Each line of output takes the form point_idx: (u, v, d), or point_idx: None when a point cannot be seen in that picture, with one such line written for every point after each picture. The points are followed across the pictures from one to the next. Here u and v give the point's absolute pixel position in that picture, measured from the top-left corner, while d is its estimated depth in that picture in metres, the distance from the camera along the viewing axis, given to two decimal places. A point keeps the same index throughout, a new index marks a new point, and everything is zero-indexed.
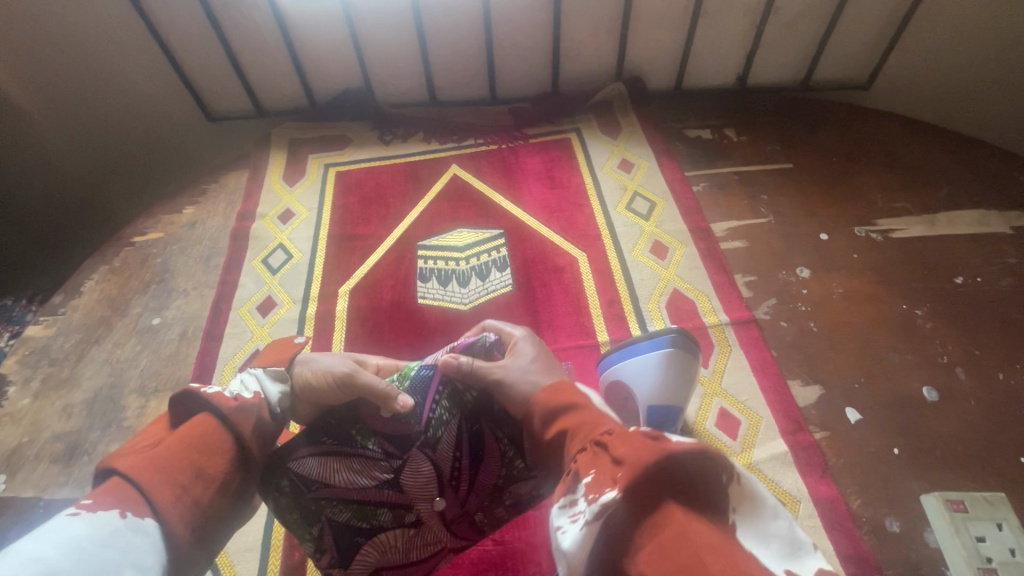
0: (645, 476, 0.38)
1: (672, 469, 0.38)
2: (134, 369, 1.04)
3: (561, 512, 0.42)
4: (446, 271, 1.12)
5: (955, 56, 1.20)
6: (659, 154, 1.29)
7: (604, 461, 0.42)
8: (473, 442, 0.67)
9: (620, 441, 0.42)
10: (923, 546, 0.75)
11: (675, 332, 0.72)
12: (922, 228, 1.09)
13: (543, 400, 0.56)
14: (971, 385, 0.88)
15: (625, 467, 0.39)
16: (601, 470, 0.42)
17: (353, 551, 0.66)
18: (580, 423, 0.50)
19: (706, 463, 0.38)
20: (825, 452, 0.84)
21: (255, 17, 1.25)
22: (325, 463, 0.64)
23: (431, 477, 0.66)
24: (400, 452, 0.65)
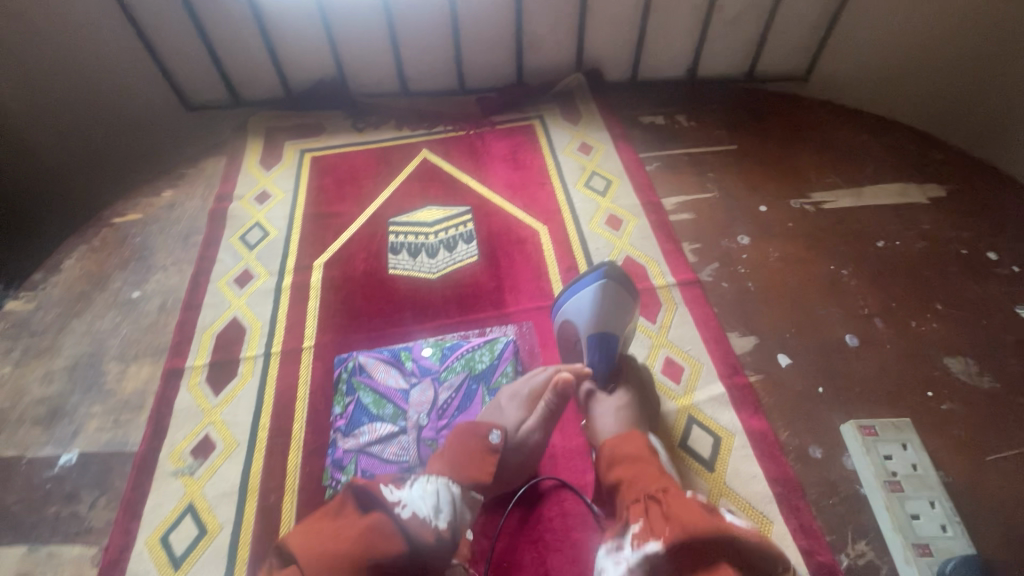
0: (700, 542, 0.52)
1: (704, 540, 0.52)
2: (115, 338, 1.08)
3: (608, 554, 0.59)
4: (417, 244, 1.20)
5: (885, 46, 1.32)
6: (616, 138, 1.39)
7: (657, 516, 0.57)
8: (468, 392, 0.93)
9: (683, 507, 0.56)
10: (841, 468, 0.84)
11: (607, 270, 0.89)
12: (850, 200, 1.20)
13: (618, 445, 0.71)
14: (888, 332, 0.98)
15: (676, 527, 0.54)
16: (654, 528, 0.56)
17: (355, 427, 0.90)
18: (642, 470, 0.66)
19: (758, 549, 0.54)
20: (758, 392, 0.92)
21: (233, 10, 1.32)
22: (379, 363, 0.97)
23: (426, 401, 0.92)
24: (420, 378, 0.96)
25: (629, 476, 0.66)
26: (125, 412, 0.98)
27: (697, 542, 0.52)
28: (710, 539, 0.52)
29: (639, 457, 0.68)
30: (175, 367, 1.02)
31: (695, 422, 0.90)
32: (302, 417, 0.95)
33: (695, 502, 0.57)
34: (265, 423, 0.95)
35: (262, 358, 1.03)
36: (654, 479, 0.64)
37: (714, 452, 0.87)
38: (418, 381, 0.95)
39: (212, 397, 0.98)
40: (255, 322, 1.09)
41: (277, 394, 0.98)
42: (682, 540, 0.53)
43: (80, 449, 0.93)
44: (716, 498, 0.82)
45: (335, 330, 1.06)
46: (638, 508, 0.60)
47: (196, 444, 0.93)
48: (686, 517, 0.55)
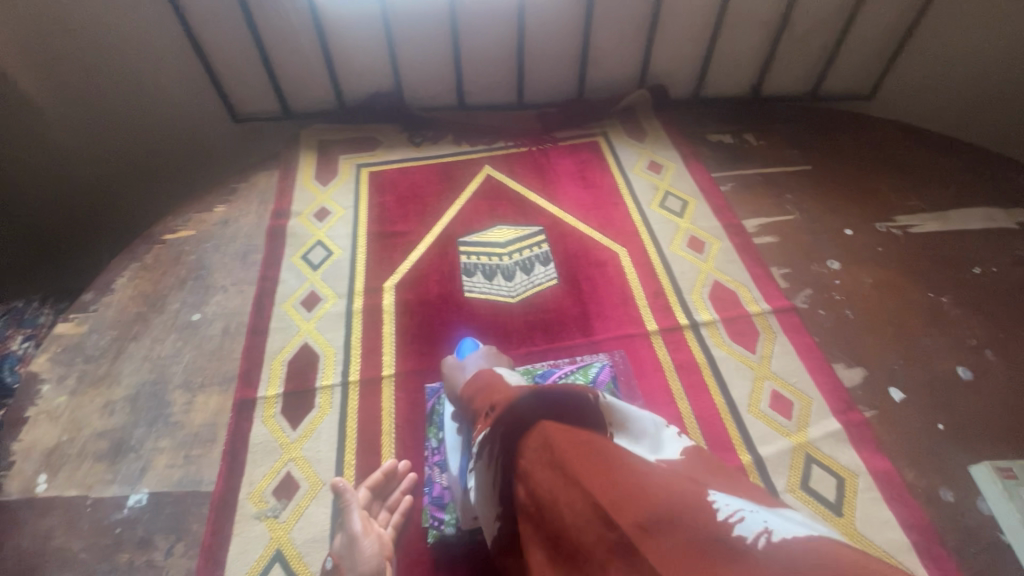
0: (522, 420, 0.56)
1: (551, 415, 0.55)
2: (177, 364, 1.01)
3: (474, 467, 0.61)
4: (491, 266, 1.14)
5: (954, 69, 1.31)
6: (685, 156, 1.35)
7: (487, 419, 0.60)
8: None
9: (506, 401, 0.59)
10: (978, 513, 0.79)
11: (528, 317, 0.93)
12: (937, 224, 1.17)
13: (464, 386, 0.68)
14: (1001, 365, 0.94)
15: (500, 416, 0.58)
16: (493, 431, 0.58)
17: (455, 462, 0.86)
18: (487, 387, 0.64)
19: (576, 399, 0.57)
20: (876, 429, 0.88)
21: (293, 20, 1.28)
22: None
23: None
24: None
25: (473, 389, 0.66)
26: (196, 447, 0.91)
27: (515, 422, 0.56)
28: (529, 413, 0.56)
29: (484, 382, 0.65)
30: (246, 397, 0.96)
31: (814, 461, 0.85)
32: (392, 453, 0.89)
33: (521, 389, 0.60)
34: (351, 460, 0.88)
35: (340, 388, 0.97)
36: (489, 394, 0.62)
37: (839, 494, 0.82)
38: None
39: (290, 430, 0.92)
40: (328, 349, 1.02)
41: (361, 428, 0.92)
42: (502, 428, 0.57)
43: (150, 488, 0.86)
44: (849, 545, 0.77)
45: (415, 358, 1.01)
46: (477, 417, 0.62)
47: (278, 483, 0.86)
48: (513, 405, 0.57)
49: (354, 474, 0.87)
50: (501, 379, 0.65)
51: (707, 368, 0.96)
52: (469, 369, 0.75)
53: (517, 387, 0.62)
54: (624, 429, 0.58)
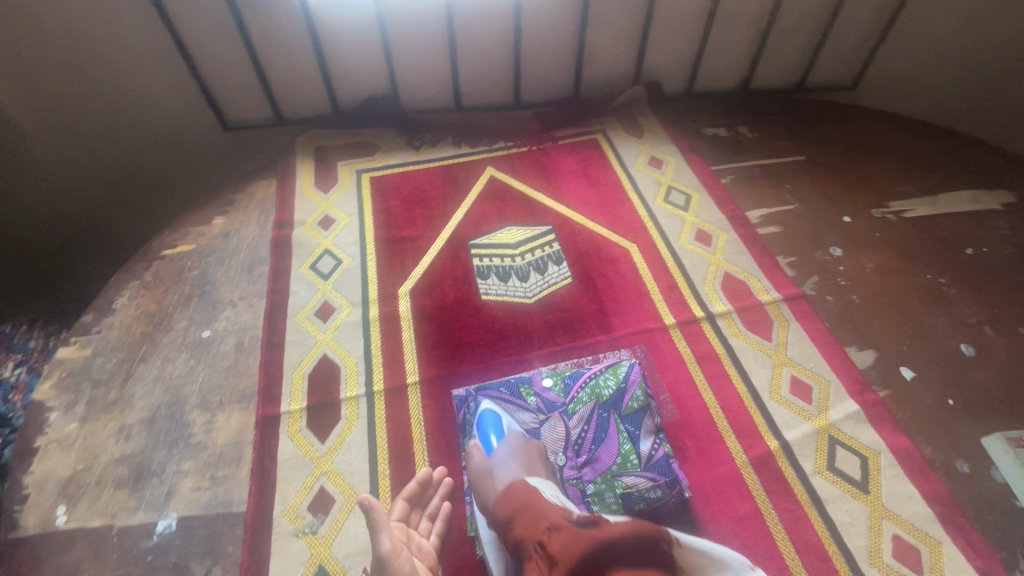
0: (587, 564, 0.62)
1: (607, 556, 0.62)
2: (192, 384, 0.98)
3: None
4: (504, 267, 1.15)
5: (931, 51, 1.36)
6: (684, 151, 1.38)
7: (543, 559, 0.65)
8: (600, 423, 0.88)
9: (569, 539, 0.65)
10: (992, 482, 0.84)
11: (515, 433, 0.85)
12: (928, 208, 1.22)
13: (501, 504, 0.75)
14: (1000, 340, 0.99)
15: (563, 563, 0.63)
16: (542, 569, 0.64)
17: None
18: (531, 514, 0.71)
19: (641, 548, 0.63)
20: (891, 407, 0.92)
21: (286, 25, 1.25)
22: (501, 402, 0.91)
23: (561, 438, 0.87)
24: (547, 413, 0.90)
25: (520, 521, 0.71)
26: (222, 467, 0.88)
27: (583, 570, 0.61)
28: (597, 563, 0.62)
29: (526, 504, 0.72)
30: (269, 414, 0.94)
31: (837, 443, 0.88)
32: (425, 461, 0.89)
33: (571, 531, 0.66)
34: (384, 470, 0.88)
35: (365, 399, 0.96)
36: (535, 525, 0.69)
37: (864, 472, 0.85)
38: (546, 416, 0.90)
39: (318, 444, 0.91)
40: (348, 359, 1.01)
41: (391, 436, 0.91)
42: (572, 573, 0.61)
43: (179, 512, 0.84)
44: (878, 521, 0.80)
45: (438, 363, 1.00)
46: (529, 562, 0.66)
47: (312, 499, 0.85)
48: (567, 552, 0.64)
49: (388, 484, 0.86)
50: (539, 498, 0.73)
51: (727, 357, 0.99)
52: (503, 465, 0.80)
53: (559, 512, 0.70)
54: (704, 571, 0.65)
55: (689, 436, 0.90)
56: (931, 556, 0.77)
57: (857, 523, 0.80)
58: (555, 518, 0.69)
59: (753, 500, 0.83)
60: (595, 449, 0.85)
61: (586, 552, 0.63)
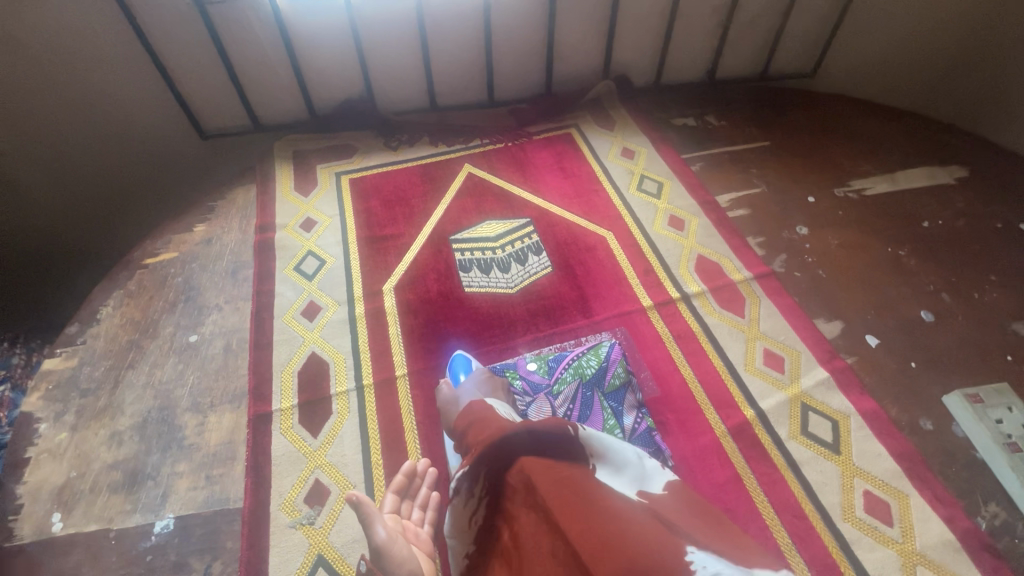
0: (499, 452, 0.61)
1: (527, 440, 0.60)
2: (182, 387, 0.99)
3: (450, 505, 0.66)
4: (486, 260, 1.18)
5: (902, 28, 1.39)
6: (654, 141, 1.42)
7: (470, 453, 0.65)
8: (585, 402, 0.92)
9: (494, 435, 0.64)
10: (954, 436, 0.89)
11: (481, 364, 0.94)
12: (887, 185, 1.28)
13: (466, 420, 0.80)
14: (958, 305, 1.05)
15: (482, 453, 0.62)
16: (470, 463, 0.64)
17: None
18: (483, 420, 0.71)
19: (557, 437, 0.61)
20: (858, 373, 0.97)
21: (259, 32, 1.26)
22: None
23: (547, 418, 0.91)
24: (533, 395, 0.94)
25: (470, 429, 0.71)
26: (216, 466, 0.90)
27: (500, 457, 0.60)
28: (516, 443, 0.60)
29: (478, 415, 0.72)
30: (261, 412, 0.96)
31: (809, 409, 0.93)
32: (416, 449, 0.91)
33: (504, 431, 0.65)
34: (378, 460, 0.90)
35: (356, 392, 0.98)
36: (478, 428, 0.69)
37: (836, 435, 0.90)
38: (532, 397, 0.93)
39: (311, 438, 0.92)
40: (337, 356, 1.03)
41: (383, 427, 0.93)
42: (485, 460, 0.61)
43: (176, 512, 0.85)
44: (850, 479, 0.85)
45: (426, 355, 1.03)
46: (466, 456, 0.68)
47: (308, 491, 0.87)
48: (496, 442, 0.62)
49: (382, 473, 0.89)
50: (495, 412, 0.73)
51: (703, 335, 1.03)
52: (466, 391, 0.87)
53: (508, 420, 0.70)
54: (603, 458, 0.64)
55: (670, 410, 0.94)
56: (900, 509, 0.82)
57: (831, 482, 0.85)
58: (493, 425, 0.69)
59: (734, 467, 0.87)
60: (580, 427, 0.89)
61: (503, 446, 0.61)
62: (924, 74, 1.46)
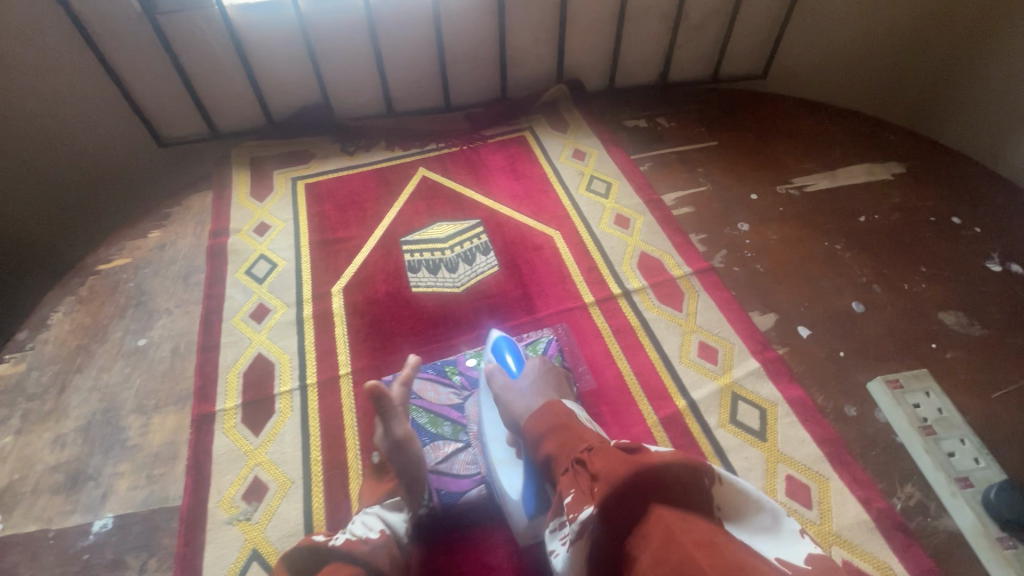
0: (624, 489, 0.54)
1: (643, 477, 0.54)
2: (128, 390, 1.01)
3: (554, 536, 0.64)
4: (435, 261, 1.20)
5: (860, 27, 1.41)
6: (606, 142, 1.45)
7: (585, 482, 0.59)
8: None
9: (608, 462, 0.58)
10: (877, 421, 0.92)
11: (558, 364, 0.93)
12: (827, 182, 1.32)
13: (539, 423, 0.74)
14: (888, 296, 1.08)
15: (603, 484, 0.56)
16: (583, 490, 0.58)
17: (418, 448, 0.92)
18: (570, 433, 0.69)
19: (684, 475, 0.55)
20: (789, 363, 0.99)
21: (211, 42, 1.28)
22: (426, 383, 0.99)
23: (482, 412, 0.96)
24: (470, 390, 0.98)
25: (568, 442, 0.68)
26: (157, 466, 0.91)
27: (624, 493, 0.54)
28: (630, 488, 0.54)
29: (562, 425, 0.71)
30: (204, 412, 0.97)
31: (739, 398, 0.95)
32: (355, 445, 0.93)
33: (615, 450, 0.59)
34: (317, 456, 0.92)
35: (299, 392, 1.00)
36: (574, 446, 0.66)
37: (763, 422, 0.92)
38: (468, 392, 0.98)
39: (252, 437, 0.94)
40: (282, 356, 1.05)
41: (323, 425, 0.95)
42: (610, 496, 0.54)
43: (115, 512, 0.86)
44: (774, 464, 0.88)
45: (370, 354, 1.05)
46: (569, 478, 0.62)
47: (246, 488, 0.88)
48: (608, 470, 0.57)
49: (321, 469, 0.90)
50: (570, 423, 0.71)
51: (641, 329, 1.06)
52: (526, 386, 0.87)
53: (599, 437, 0.66)
54: (742, 513, 0.57)
55: (604, 403, 0.96)
56: (820, 492, 0.85)
57: (755, 468, 0.88)
58: (593, 442, 0.64)
59: (661, 455, 0.90)
60: None
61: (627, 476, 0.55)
62: (869, 74, 1.49)
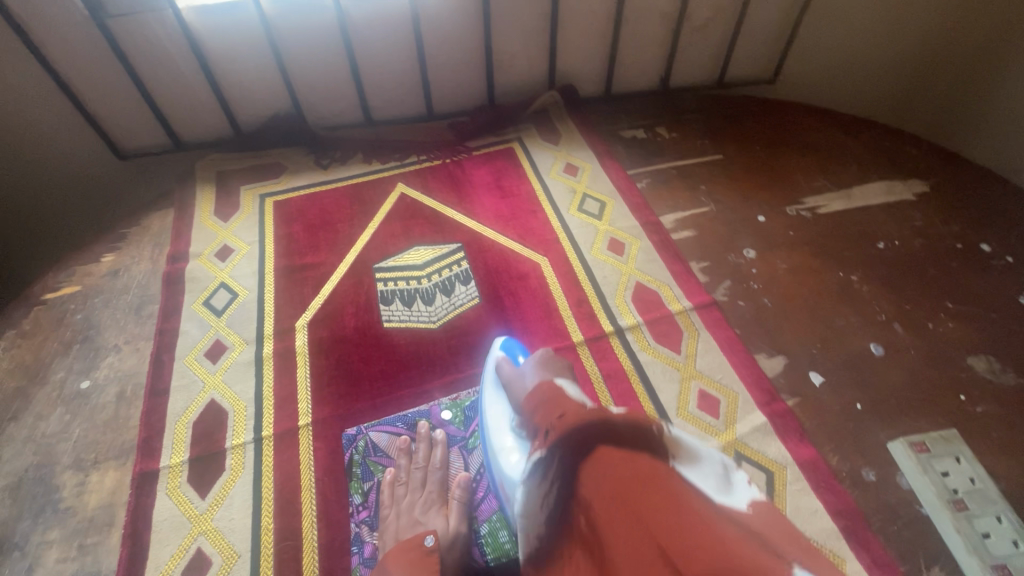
0: (578, 443, 0.46)
1: (603, 433, 0.45)
2: (65, 442, 0.91)
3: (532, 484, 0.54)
4: (409, 291, 1.09)
5: (882, 30, 1.28)
6: (601, 155, 1.34)
7: (545, 434, 0.51)
8: None
9: (572, 417, 0.49)
10: (898, 489, 0.82)
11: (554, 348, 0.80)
12: (843, 202, 1.20)
13: (530, 398, 0.60)
14: (910, 338, 0.98)
15: (557, 435, 0.49)
16: (546, 442, 0.50)
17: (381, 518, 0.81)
18: (554, 402, 0.55)
19: (634, 428, 0.45)
20: (799, 417, 0.89)
21: (167, 46, 1.17)
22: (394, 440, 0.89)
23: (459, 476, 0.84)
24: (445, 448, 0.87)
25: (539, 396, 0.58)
26: (92, 534, 0.82)
27: (579, 445, 0.46)
28: (585, 436, 0.46)
29: (547, 395, 0.57)
30: (147, 469, 0.87)
31: (743, 458, 0.85)
32: (312, 511, 0.84)
33: (581, 407, 0.50)
34: (268, 524, 0.82)
35: (253, 446, 0.90)
36: (551, 407, 0.54)
37: (769, 489, 0.82)
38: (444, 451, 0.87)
39: (198, 500, 0.85)
40: (237, 404, 0.95)
41: (278, 487, 0.86)
42: (563, 453, 0.47)
43: None
44: None
45: (334, 401, 0.95)
46: (539, 436, 0.52)
47: (188, 563, 0.79)
48: (570, 420, 0.48)
49: (272, 540, 0.81)
50: (563, 393, 0.56)
51: (634, 374, 0.96)
52: (528, 371, 0.76)
53: (578, 403, 0.53)
54: (694, 465, 0.45)
55: None
56: None
57: None
58: (571, 405, 0.52)
59: None
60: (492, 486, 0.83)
61: (583, 426, 0.47)
62: (887, 80, 1.37)
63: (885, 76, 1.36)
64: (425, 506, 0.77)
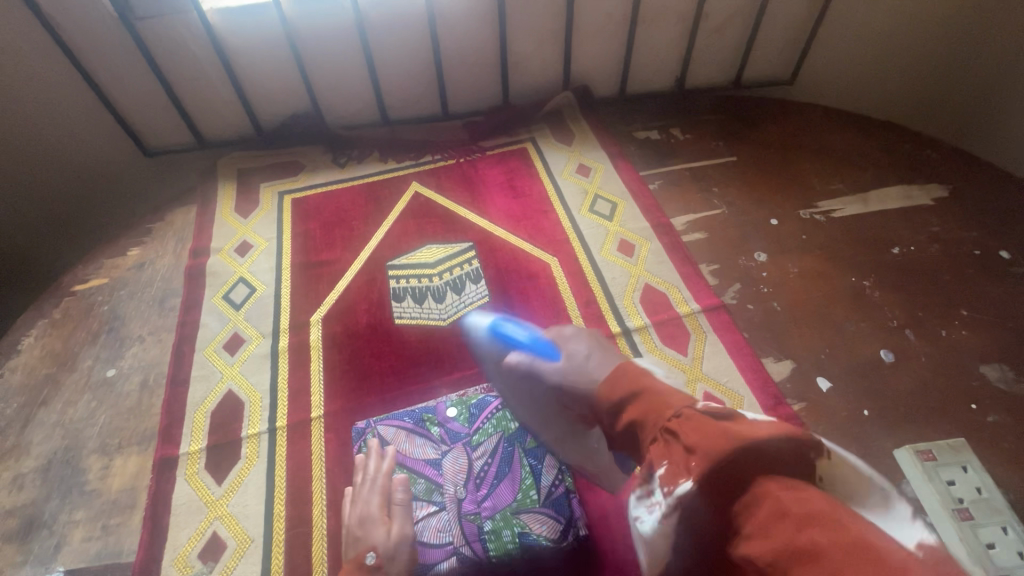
0: (727, 462, 0.48)
1: (742, 451, 0.48)
2: (92, 427, 0.96)
3: (640, 501, 0.57)
4: (421, 288, 1.11)
5: (902, 30, 1.26)
6: (613, 156, 1.34)
7: (680, 453, 0.53)
8: (506, 455, 0.85)
9: (706, 434, 0.51)
10: (903, 496, 0.81)
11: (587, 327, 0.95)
12: (858, 206, 1.19)
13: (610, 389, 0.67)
14: (921, 345, 0.97)
15: (699, 457, 0.50)
16: (678, 463, 0.52)
17: None
18: (650, 395, 0.62)
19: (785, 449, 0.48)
20: (804, 422, 0.89)
21: (192, 48, 1.21)
22: (401, 433, 0.88)
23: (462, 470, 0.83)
24: (450, 444, 0.87)
25: (641, 414, 0.62)
26: (115, 515, 0.86)
27: (721, 463, 0.48)
28: (731, 456, 0.48)
29: (643, 387, 0.64)
30: (167, 455, 0.91)
31: None
32: (322, 500, 0.87)
33: (716, 425, 0.53)
34: (280, 511, 0.86)
35: (268, 436, 0.93)
36: (659, 412, 0.59)
37: None
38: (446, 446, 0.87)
39: (215, 486, 0.88)
40: (253, 395, 0.98)
41: (290, 475, 0.89)
42: (705, 466, 0.49)
43: (66, 566, 0.82)
44: None
45: (346, 395, 0.98)
46: (658, 448, 0.56)
47: (203, 545, 0.83)
48: (706, 442, 0.51)
49: (283, 527, 0.84)
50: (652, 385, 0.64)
51: None
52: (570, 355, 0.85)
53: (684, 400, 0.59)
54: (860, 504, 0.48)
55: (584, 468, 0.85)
56: None
57: None
58: (683, 408, 0.58)
59: None
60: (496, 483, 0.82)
61: (731, 453, 0.48)
62: (907, 83, 1.35)
63: (905, 79, 1.34)
64: (362, 519, 0.79)
